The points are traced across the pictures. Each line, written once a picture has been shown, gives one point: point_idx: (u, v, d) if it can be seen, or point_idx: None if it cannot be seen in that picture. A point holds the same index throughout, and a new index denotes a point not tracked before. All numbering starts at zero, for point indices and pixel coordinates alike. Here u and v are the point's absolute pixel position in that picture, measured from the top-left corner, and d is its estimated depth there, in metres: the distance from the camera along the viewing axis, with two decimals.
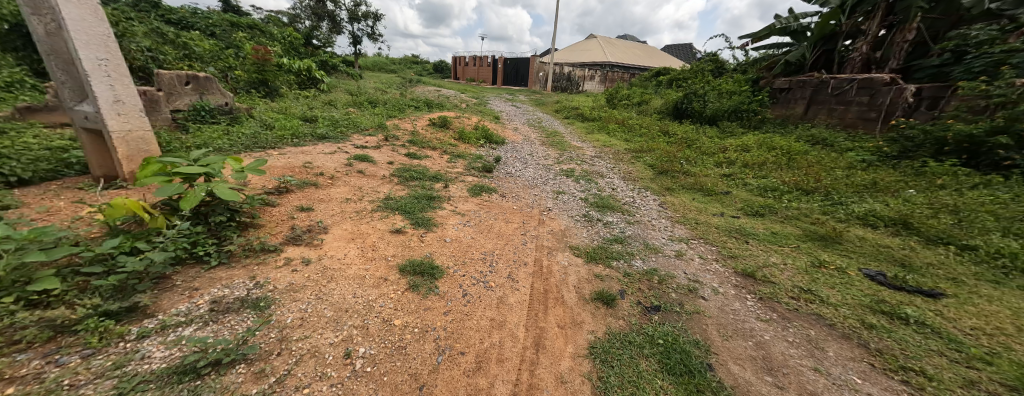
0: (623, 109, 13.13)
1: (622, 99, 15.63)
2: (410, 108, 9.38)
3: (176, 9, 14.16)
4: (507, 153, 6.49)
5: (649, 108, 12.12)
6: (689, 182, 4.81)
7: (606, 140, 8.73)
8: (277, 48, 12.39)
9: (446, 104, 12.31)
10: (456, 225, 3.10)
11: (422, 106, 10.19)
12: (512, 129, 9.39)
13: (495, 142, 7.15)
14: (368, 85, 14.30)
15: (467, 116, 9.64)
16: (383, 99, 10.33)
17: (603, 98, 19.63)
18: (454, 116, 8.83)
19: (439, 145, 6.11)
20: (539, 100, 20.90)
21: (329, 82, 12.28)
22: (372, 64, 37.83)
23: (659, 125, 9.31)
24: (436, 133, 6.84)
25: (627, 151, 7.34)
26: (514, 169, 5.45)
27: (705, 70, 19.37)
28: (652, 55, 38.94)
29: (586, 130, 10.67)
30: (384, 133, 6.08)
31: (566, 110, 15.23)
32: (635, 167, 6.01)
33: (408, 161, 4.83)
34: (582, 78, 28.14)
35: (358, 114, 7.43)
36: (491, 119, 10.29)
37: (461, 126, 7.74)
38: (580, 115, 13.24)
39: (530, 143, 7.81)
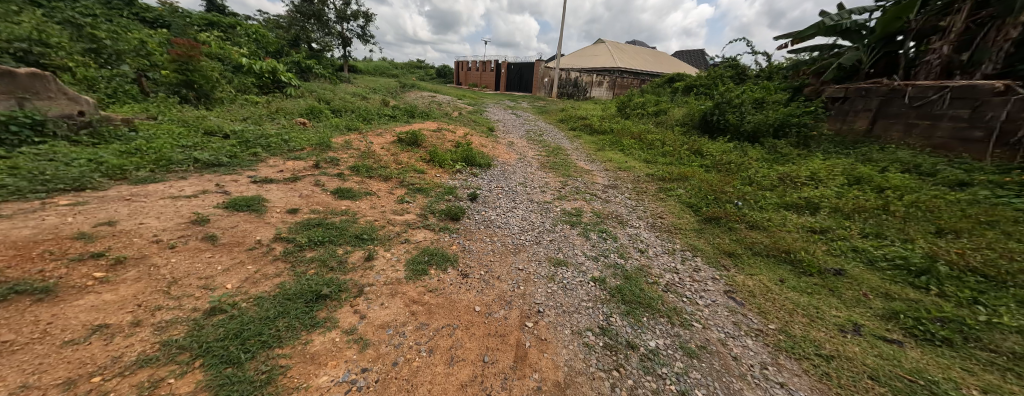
0: (636, 120, 11.51)
1: (635, 108, 13.99)
2: (383, 118, 7.83)
3: (151, 8, 13.17)
4: (491, 182, 4.89)
5: (667, 120, 10.43)
6: (764, 244, 3.08)
7: (620, 162, 7.09)
8: (248, 50, 11.17)
9: (434, 113, 10.89)
10: (329, 392, 1.42)
11: (402, 116, 8.65)
12: (506, 145, 7.70)
13: (478, 165, 5.52)
14: (352, 90, 12.96)
15: (452, 128, 8.04)
16: (356, 107, 8.89)
17: (613, 106, 18.06)
18: (433, 129, 7.25)
19: (396, 173, 4.50)
20: (543, 108, 19.35)
21: (303, 86, 10.85)
22: (374, 69, 37.06)
23: (684, 142, 7.66)
24: (400, 153, 5.26)
25: (650, 179, 5.64)
26: (495, 214, 3.78)
27: (725, 77, 17.65)
28: (663, 62, 37.38)
29: (594, 146, 9.04)
30: (322, 154, 4.51)
31: (572, 121, 13.59)
32: (666, 206, 4.34)
33: (329, 204, 3.23)
34: (590, 85, 26.62)
35: (307, 128, 5.90)
36: (483, 132, 8.66)
37: (436, 143, 6.14)
38: (588, 127, 11.61)
39: (526, 166, 6.12)
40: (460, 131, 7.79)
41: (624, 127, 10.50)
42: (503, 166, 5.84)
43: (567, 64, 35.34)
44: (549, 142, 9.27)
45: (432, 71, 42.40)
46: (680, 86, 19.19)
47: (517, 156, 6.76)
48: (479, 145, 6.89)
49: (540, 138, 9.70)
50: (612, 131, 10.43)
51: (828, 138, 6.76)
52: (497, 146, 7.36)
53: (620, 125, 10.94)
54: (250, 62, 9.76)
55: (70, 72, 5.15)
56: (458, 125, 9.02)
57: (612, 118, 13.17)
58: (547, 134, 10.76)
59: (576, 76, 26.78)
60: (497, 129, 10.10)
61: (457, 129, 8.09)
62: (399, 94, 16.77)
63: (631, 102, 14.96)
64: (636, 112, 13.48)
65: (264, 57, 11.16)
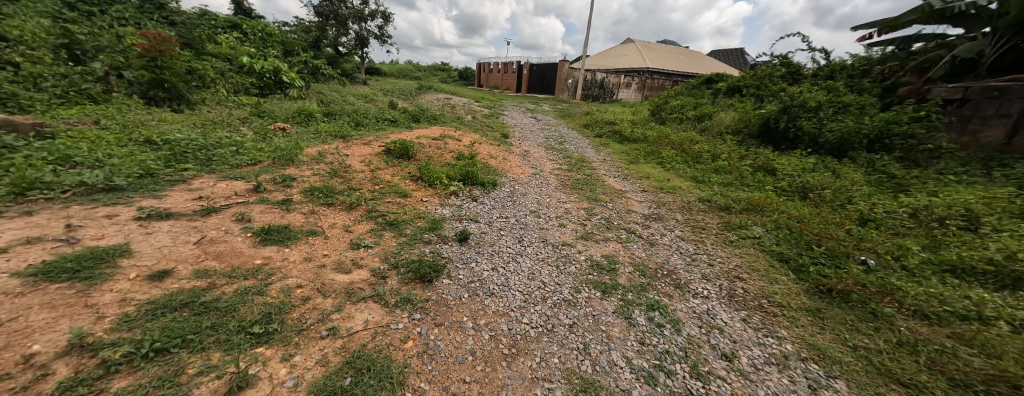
0: (673, 127, 10.02)
1: (670, 112, 12.42)
2: (381, 123, 6.91)
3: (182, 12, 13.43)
4: (493, 211, 3.73)
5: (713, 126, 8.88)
6: (969, 365, 1.68)
7: (660, 182, 5.74)
8: (258, 52, 10.80)
9: (445, 116, 9.97)
10: None
11: (404, 120, 7.72)
12: (520, 156, 6.55)
13: (479, 186, 4.40)
14: (364, 91, 12.36)
15: (458, 134, 6.99)
16: (357, 109, 8.07)
17: (643, 109, 16.49)
18: (435, 137, 6.21)
19: (367, 198, 3.43)
20: (565, 111, 18.05)
21: (308, 88, 10.24)
22: (398, 72, 37.52)
23: (741, 156, 6.17)
24: (382, 169, 4.23)
25: (705, 208, 4.26)
26: (490, 271, 2.60)
27: (774, 76, 15.58)
28: (697, 63, 34.95)
29: (624, 158, 7.68)
30: (276, 172, 3.53)
31: (598, 127, 12.23)
32: (742, 257, 2.97)
33: (237, 256, 2.16)
34: (617, 86, 24.81)
35: (282, 135, 5.02)
36: (494, 140, 7.55)
37: (432, 154, 5.08)
38: (616, 135, 10.24)
39: (541, 185, 4.93)
40: (466, 139, 6.71)
41: (660, 136, 9.06)
42: (512, 186, 4.67)
43: (593, 64, 33.81)
44: (571, 151, 8.02)
45: (455, 73, 42.08)
46: (720, 88, 17.27)
47: (531, 172, 5.58)
48: (486, 157, 5.77)
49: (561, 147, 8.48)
50: (645, 141, 9.00)
51: (949, 153, 5.04)
52: (509, 158, 6.22)
53: (654, 133, 9.48)
54: (253, 61, 9.23)
55: (21, 70, 4.54)
56: (467, 131, 7.98)
57: (643, 123, 11.70)
58: (569, 142, 9.51)
59: (602, 77, 25.23)
60: (512, 136, 8.97)
61: (464, 136, 7.01)
62: (414, 96, 16.06)
63: (665, 106, 13.36)
64: (672, 117, 11.91)
65: (271, 57, 10.67)
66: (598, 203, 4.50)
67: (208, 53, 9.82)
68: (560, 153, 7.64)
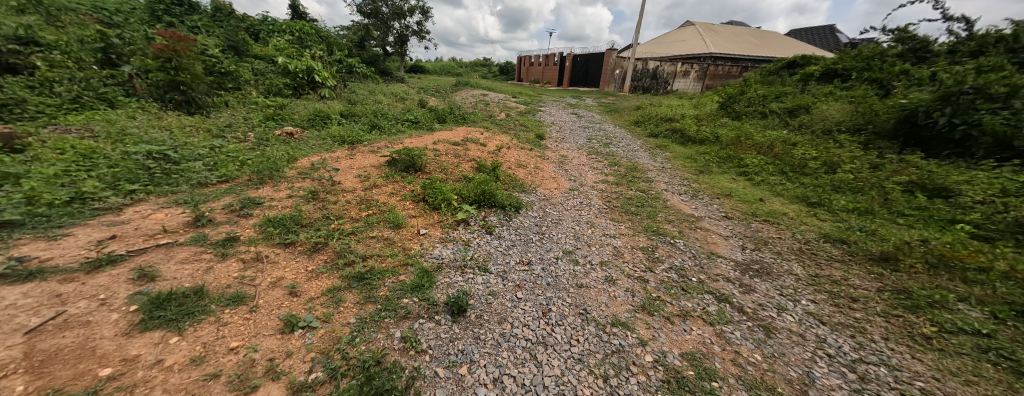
0: (750, 125, 8.14)
1: (744, 106, 10.35)
2: (400, 127, 6.26)
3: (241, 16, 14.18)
4: (511, 258, 2.75)
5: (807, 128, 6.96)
6: None
7: (748, 206, 4.23)
8: (299, 52, 10.86)
9: (477, 117, 9.22)
10: None
11: (428, 122, 7.03)
12: (553, 169, 5.48)
13: (495, 215, 3.45)
14: (399, 90, 12.05)
15: (482, 141, 6.13)
16: (384, 109, 7.58)
17: (705, 102, 14.29)
18: (454, 145, 5.40)
19: (343, 233, 2.58)
20: (611, 106, 16.31)
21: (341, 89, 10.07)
22: (441, 68, 37.89)
23: (863, 174, 4.48)
24: (379, 188, 3.43)
25: (835, 259, 2.82)
26: (492, 388, 1.55)
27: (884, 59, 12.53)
28: (768, 49, 30.60)
29: (690, 167, 6.14)
30: (243, 193, 2.80)
31: (651, 124, 10.52)
32: (966, 387, 1.59)
33: (69, 356, 1.28)
34: (672, 75, 22.87)
35: (286, 142, 4.46)
36: (525, 148, 6.56)
37: (445, 170, 4.23)
38: (675, 136, 8.57)
39: (579, 213, 3.83)
40: (491, 147, 5.81)
41: (736, 139, 7.28)
42: (538, 214, 3.64)
43: (645, 53, 31.09)
44: (620, 157, 6.66)
45: (496, 68, 41.48)
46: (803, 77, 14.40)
47: (566, 191, 4.49)
48: (510, 172, 4.79)
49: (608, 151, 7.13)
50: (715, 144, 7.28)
51: None
52: (540, 172, 5.19)
53: (726, 134, 7.69)
54: (287, 61, 9.12)
55: (38, 75, 4.38)
56: (495, 135, 7.09)
57: (708, 120, 9.77)
58: (617, 144, 8.09)
59: (656, 66, 22.93)
60: (548, 141, 7.89)
61: (490, 143, 6.12)
62: (449, 94, 15.56)
63: (734, 99, 11.20)
64: (744, 114, 9.84)
65: (308, 57, 10.65)
66: (660, 241, 3.26)
67: (250, 56, 9.98)
68: (606, 159, 6.36)
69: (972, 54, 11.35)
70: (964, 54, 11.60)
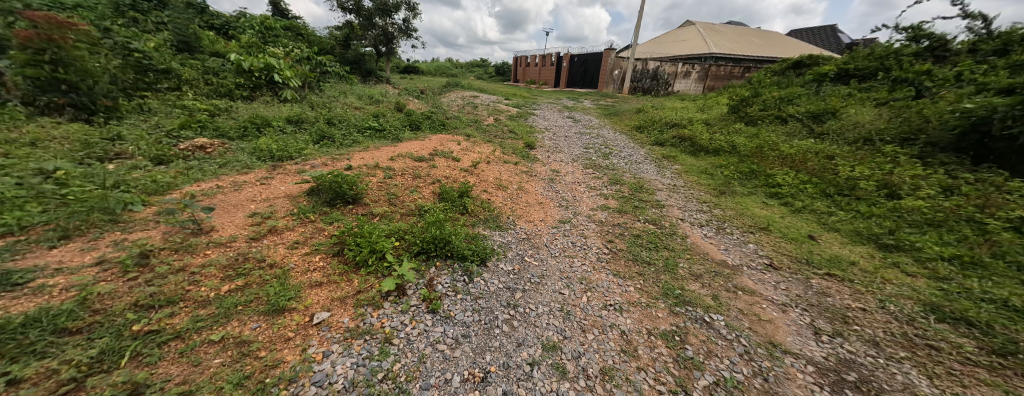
0: (769, 134, 7.18)
1: (757, 110, 9.39)
2: (355, 137, 5.18)
3: (210, 11, 13.04)
4: (457, 369, 1.69)
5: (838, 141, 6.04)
6: None
7: (797, 250, 3.18)
8: (266, 50, 9.77)
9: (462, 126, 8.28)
10: None
11: (394, 131, 5.97)
12: (539, 194, 4.45)
13: (446, 276, 2.38)
14: (379, 92, 11.02)
15: (455, 155, 5.07)
16: (350, 115, 6.56)
17: (711, 105, 13.39)
18: (416, 163, 4.34)
19: (154, 336, 1.45)
20: (609, 109, 15.30)
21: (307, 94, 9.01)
22: (435, 69, 36.98)
23: (937, 205, 3.49)
24: (280, 235, 2.34)
25: (981, 367, 1.76)
26: None
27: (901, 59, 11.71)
28: (768, 49, 29.80)
29: (707, 186, 5.13)
30: (10, 260, 1.64)
31: (655, 131, 9.51)
32: None
33: None
34: (673, 76, 22.19)
35: (189, 162, 3.37)
36: (507, 164, 5.52)
37: (391, 201, 3.15)
38: (684, 146, 7.55)
39: (569, 267, 2.78)
40: (464, 165, 4.75)
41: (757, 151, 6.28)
42: (511, 271, 2.59)
43: (644, 52, 30.33)
44: (621, 173, 5.64)
45: (491, 69, 40.53)
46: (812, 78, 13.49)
47: (553, 229, 3.46)
48: (480, 201, 3.73)
49: (607, 165, 6.12)
50: (733, 158, 6.25)
51: None
52: (521, 199, 4.14)
53: (745, 145, 6.67)
54: (242, 59, 8.01)
55: None
56: (474, 147, 6.04)
57: (718, 125, 8.77)
58: (617, 154, 7.08)
59: (656, 66, 22.15)
60: (539, 153, 6.87)
61: (463, 158, 5.05)
62: (436, 98, 14.55)
63: (744, 103, 10.23)
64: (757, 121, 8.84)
65: (273, 56, 9.56)
66: (690, 319, 2.20)
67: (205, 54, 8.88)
68: (605, 178, 5.34)
69: (997, 52, 10.43)
70: (988, 53, 10.69)
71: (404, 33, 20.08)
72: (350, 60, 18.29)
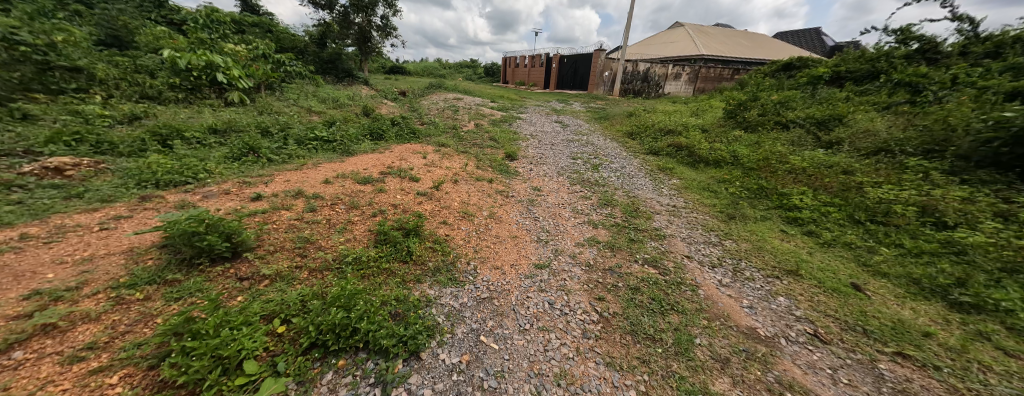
0: (772, 145, 6.57)
1: (755, 115, 8.81)
2: (292, 151, 4.27)
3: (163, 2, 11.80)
4: None
5: (852, 153, 5.42)
6: None
7: (843, 308, 2.44)
8: (218, 47, 8.70)
9: (438, 135, 7.47)
10: None
11: (347, 142, 5.07)
12: (513, 224, 3.64)
13: (345, 392, 1.50)
14: (350, 95, 10.07)
15: (415, 173, 4.22)
16: (302, 123, 5.65)
17: (704, 109, 12.87)
18: (358, 185, 3.48)
19: None
20: (600, 112, 14.64)
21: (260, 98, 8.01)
22: (422, 69, 35.98)
23: (1004, 242, 2.81)
24: (61, 332, 1.38)
25: None
26: None
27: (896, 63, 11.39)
28: (755, 51, 29.75)
29: (712, 209, 4.42)
30: None
31: (648, 138, 8.83)
32: None
33: None
34: (663, 78, 21.85)
35: (19, 193, 2.40)
36: (479, 182, 4.69)
37: (298, 250, 2.26)
38: (681, 157, 6.86)
39: (543, 351, 1.95)
40: (423, 186, 3.91)
41: (763, 165, 5.60)
42: (456, 369, 1.74)
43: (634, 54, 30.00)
44: (613, 193, 4.88)
45: (480, 70, 39.73)
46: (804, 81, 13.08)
47: (526, 280, 2.64)
48: (433, 241, 2.89)
49: (596, 181, 5.38)
50: (738, 172, 5.57)
51: None
52: (489, 234, 3.32)
53: (749, 156, 6.01)
54: (179, 55, 6.98)
55: None
56: (442, 160, 5.20)
57: (715, 133, 8.14)
58: (606, 165, 6.37)
59: (646, 67, 21.70)
60: (520, 166, 6.07)
61: (423, 176, 4.20)
62: (417, 102, 13.69)
63: (739, 109, 9.67)
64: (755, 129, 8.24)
65: (223, 55, 8.53)
66: None
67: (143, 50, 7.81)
68: (594, 199, 4.57)
69: (990, 55, 10.09)
70: (979, 55, 10.35)
71: (383, 31, 19.05)
72: (326, 60, 17.41)
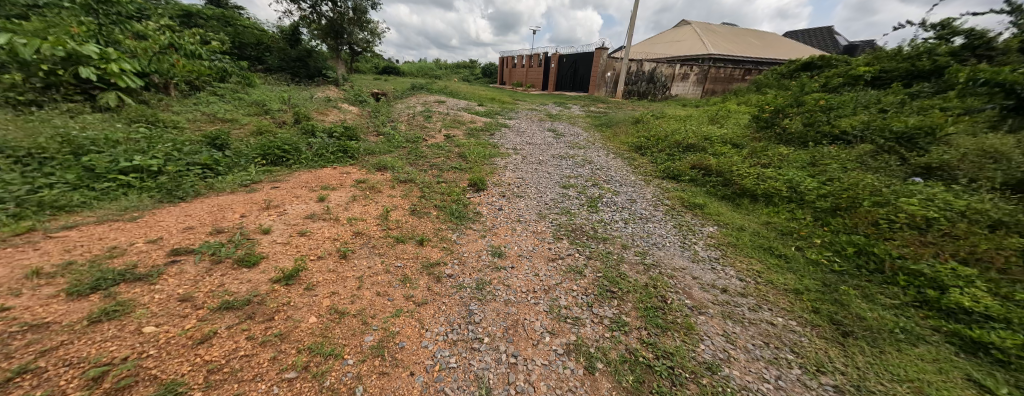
0: (839, 174, 4.72)
1: (796, 128, 6.98)
2: (43, 198, 2.39)
3: None
4: None
5: (984, 194, 3.54)
6: None
7: None
8: (116, 36, 6.88)
9: (386, 156, 5.71)
10: None
11: (192, 176, 3.20)
12: (418, 376, 1.74)
13: None
14: (296, 99, 8.29)
15: (263, 241, 2.35)
16: (157, 140, 3.80)
17: (720, 117, 11.09)
18: (59, 298, 1.56)
19: None
20: (601, 117, 12.86)
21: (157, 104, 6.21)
22: (414, 69, 34.40)
23: None
24: None
25: None
26: None
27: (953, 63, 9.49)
28: (764, 50, 27.89)
29: (797, 307, 2.53)
30: None
31: (661, 156, 7.03)
32: None
33: None
34: (671, 78, 20.11)
35: None
36: (395, 247, 2.83)
37: None
38: (711, 188, 5.01)
39: None
40: (253, 277, 2.00)
41: (845, 211, 3.74)
42: None
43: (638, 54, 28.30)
44: (618, 268, 3.06)
45: (477, 70, 37.94)
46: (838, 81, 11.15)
47: None
48: None
49: (591, 241, 3.60)
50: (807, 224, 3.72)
51: None
52: None
53: (817, 195, 4.16)
54: (22, 38, 5.13)
55: None
56: (349, 203, 3.34)
57: (748, 151, 6.30)
58: (607, 205, 4.61)
59: (653, 68, 20.01)
60: (484, 209, 4.26)
61: (269, 248, 2.29)
62: (390, 107, 11.97)
63: (772, 120, 7.81)
64: (797, 148, 6.43)
65: (118, 47, 6.71)
66: None
67: None
68: (587, 286, 2.74)
69: None
70: None
71: (359, 26, 17.13)
72: (295, 57, 16.88)
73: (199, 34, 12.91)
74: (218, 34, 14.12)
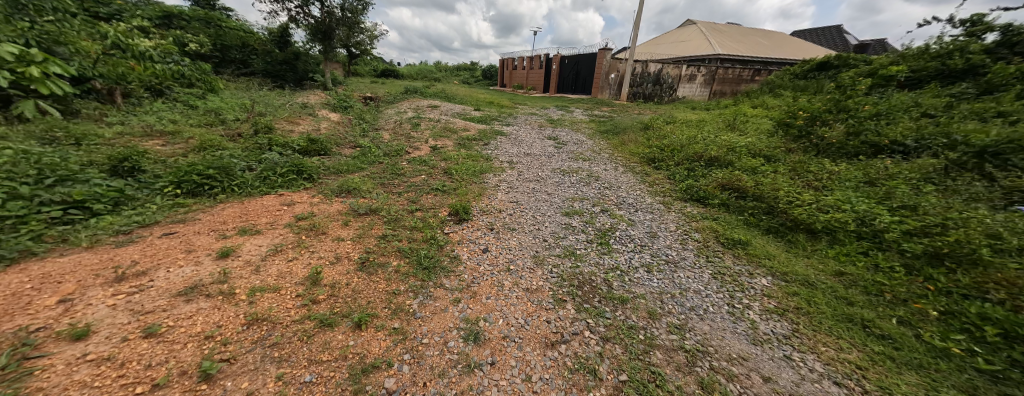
0: (916, 201, 3.72)
1: (836, 141, 6.00)
2: None
3: None
4: None
5: None
6: None
7: None
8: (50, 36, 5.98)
9: (352, 178, 4.79)
10: None
11: (35, 222, 2.25)
12: None
13: None
14: (265, 107, 7.41)
15: (57, 361, 1.38)
16: (24, 166, 2.86)
17: (737, 123, 10.11)
18: None
19: None
20: (605, 122, 11.90)
21: (90, 115, 5.33)
22: (413, 71, 33.68)
23: None
24: None
25: None
26: None
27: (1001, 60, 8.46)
28: (773, 50, 26.84)
29: None
30: None
31: (679, 172, 6.06)
32: None
33: None
34: (677, 80, 19.13)
35: None
36: (310, 339, 1.86)
37: None
38: (750, 218, 4.02)
39: None
40: None
41: (951, 261, 2.74)
42: None
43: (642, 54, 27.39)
44: (649, 361, 2.09)
45: (477, 73, 37.06)
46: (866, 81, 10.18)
47: None
48: None
49: (605, 306, 2.63)
50: (901, 279, 2.72)
51: None
52: None
53: (900, 234, 3.17)
54: None
55: None
56: (265, 258, 2.37)
57: (784, 167, 5.32)
58: (621, 244, 3.65)
59: (658, 69, 19.00)
60: (464, 253, 3.30)
61: (55, 381, 1.31)
62: (377, 113, 11.10)
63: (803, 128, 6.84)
64: (839, 162, 5.45)
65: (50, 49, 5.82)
66: None
67: None
68: None
69: None
70: None
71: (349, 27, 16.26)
72: (282, 60, 16.04)
73: (175, 36, 12.06)
74: (197, 36, 13.26)
